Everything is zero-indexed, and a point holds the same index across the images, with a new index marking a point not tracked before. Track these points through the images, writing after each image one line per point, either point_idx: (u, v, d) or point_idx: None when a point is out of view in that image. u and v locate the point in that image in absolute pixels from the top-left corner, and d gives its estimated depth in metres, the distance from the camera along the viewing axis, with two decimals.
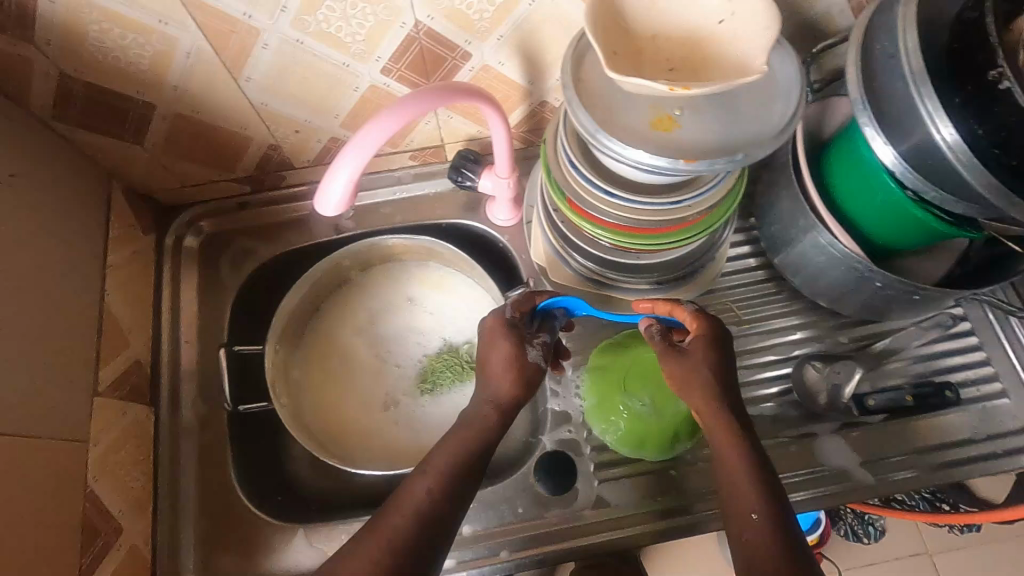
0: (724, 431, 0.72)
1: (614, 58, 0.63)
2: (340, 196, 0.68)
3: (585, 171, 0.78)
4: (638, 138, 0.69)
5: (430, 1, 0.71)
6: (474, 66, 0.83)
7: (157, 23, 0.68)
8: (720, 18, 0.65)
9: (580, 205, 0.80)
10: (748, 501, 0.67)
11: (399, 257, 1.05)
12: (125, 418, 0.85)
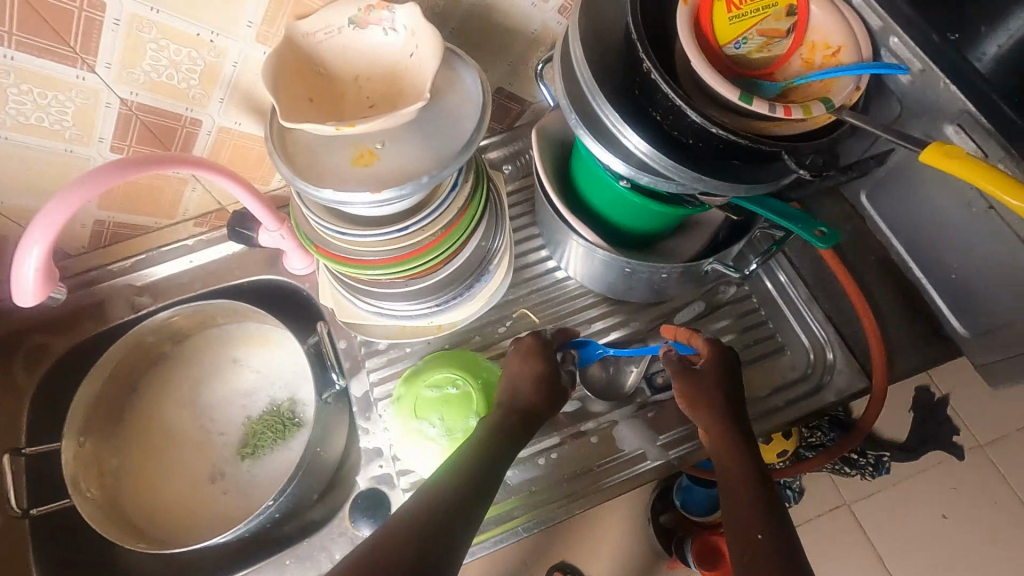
0: (729, 458, 0.62)
1: (304, 105, 0.59)
2: (33, 274, 0.55)
3: (317, 212, 0.64)
4: (334, 177, 0.58)
5: (125, 76, 0.59)
6: (210, 130, 0.69)
7: None
8: (409, 52, 0.61)
9: (326, 251, 0.66)
10: (751, 521, 0.56)
11: (215, 322, 0.87)
12: None
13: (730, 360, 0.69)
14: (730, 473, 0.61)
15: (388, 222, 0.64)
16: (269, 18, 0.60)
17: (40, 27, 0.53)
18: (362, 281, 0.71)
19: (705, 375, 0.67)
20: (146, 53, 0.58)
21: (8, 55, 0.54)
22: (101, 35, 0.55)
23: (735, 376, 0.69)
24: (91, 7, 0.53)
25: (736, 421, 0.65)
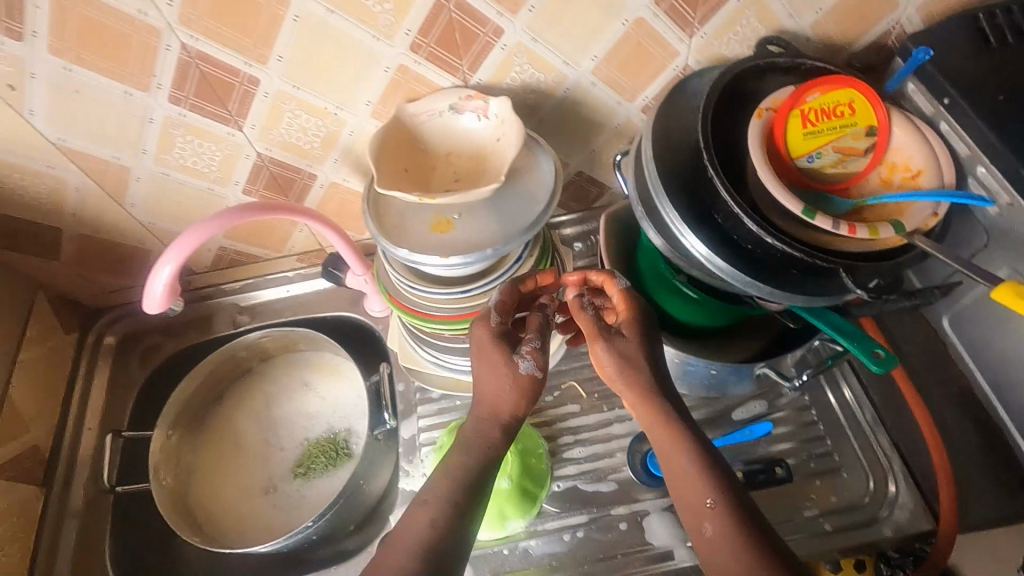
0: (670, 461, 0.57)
1: (400, 174, 0.69)
2: (160, 288, 0.66)
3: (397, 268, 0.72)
4: (411, 239, 0.65)
5: (265, 134, 0.72)
6: (323, 184, 0.80)
7: (46, 167, 0.70)
8: (497, 137, 0.70)
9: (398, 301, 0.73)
10: (697, 492, 0.55)
11: (296, 347, 0.97)
12: (10, 497, 0.76)
13: (642, 307, 0.62)
14: (675, 460, 0.57)
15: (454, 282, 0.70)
16: (385, 99, 0.70)
17: (209, 95, 0.66)
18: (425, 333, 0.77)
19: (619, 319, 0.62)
20: (283, 119, 0.70)
21: (181, 113, 0.67)
22: (251, 104, 0.68)
23: (663, 370, 0.60)
24: (249, 82, 0.65)
25: (666, 397, 0.59)
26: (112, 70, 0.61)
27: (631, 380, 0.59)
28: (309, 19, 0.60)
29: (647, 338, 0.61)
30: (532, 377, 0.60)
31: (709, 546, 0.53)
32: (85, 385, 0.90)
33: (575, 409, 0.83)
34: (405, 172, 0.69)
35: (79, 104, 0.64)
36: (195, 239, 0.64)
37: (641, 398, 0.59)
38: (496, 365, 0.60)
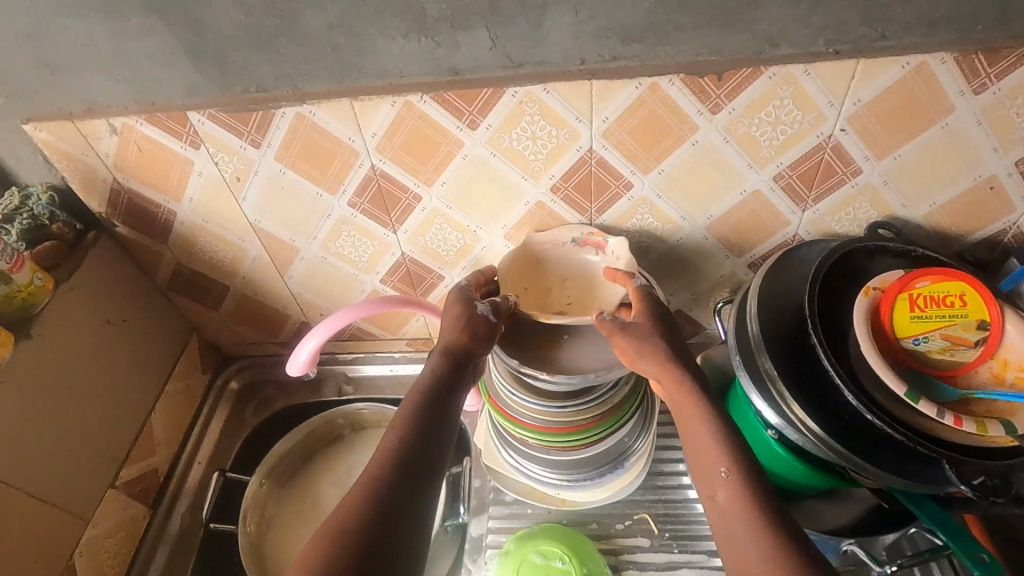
0: (681, 400, 0.64)
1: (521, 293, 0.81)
2: (301, 359, 0.75)
3: (501, 371, 0.79)
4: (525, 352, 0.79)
5: (413, 238, 0.84)
6: (447, 285, 0.91)
7: (238, 240, 0.85)
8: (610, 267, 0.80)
9: (497, 402, 0.79)
10: (713, 458, 0.59)
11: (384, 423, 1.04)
12: (126, 514, 0.85)
13: (659, 305, 0.71)
14: (690, 430, 0.62)
15: (549, 396, 0.76)
16: (518, 225, 0.81)
17: (380, 205, 0.79)
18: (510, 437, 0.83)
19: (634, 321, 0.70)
20: (431, 230, 0.83)
21: (353, 214, 0.81)
22: (409, 215, 0.81)
23: (670, 325, 0.70)
24: (414, 199, 0.78)
25: (685, 366, 0.66)
26: (314, 176, 0.76)
27: (644, 339, 0.67)
28: (476, 159, 0.73)
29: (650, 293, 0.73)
30: (484, 317, 0.72)
31: (718, 512, 0.57)
32: (205, 422, 1.01)
33: (644, 544, 0.82)
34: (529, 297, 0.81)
35: (280, 198, 0.79)
36: (339, 320, 0.74)
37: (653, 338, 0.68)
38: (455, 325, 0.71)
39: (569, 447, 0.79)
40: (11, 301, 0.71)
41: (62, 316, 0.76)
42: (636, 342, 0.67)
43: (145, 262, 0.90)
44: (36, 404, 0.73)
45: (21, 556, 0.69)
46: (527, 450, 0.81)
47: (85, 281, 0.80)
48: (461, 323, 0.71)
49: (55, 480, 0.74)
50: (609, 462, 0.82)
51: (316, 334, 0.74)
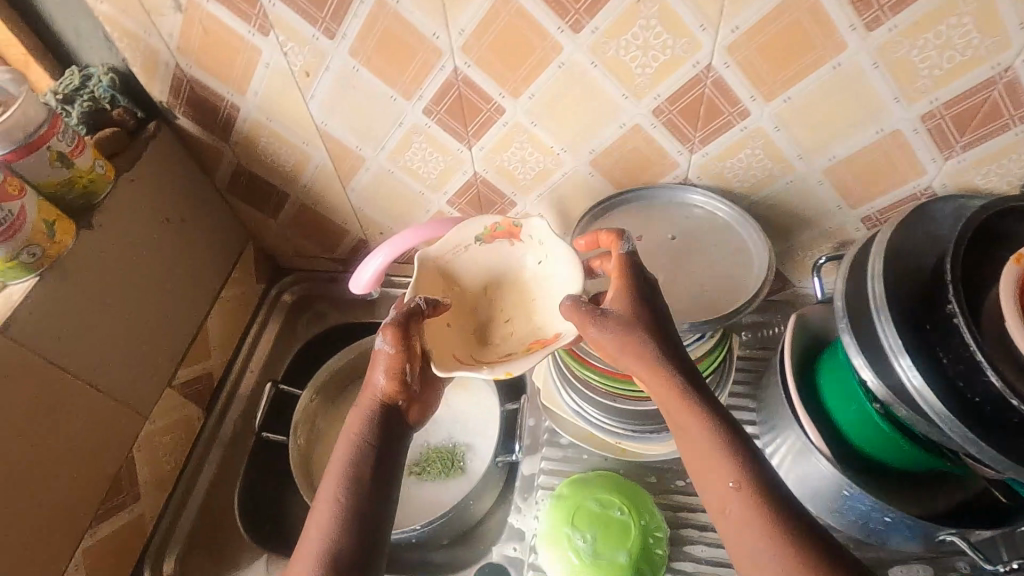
0: (680, 415, 0.54)
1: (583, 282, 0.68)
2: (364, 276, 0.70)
3: None
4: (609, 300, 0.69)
5: (487, 157, 0.77)
6: (518, 213, 0.84)
7: (301, 143, 0.80)
8: (672, 234, 0.75)
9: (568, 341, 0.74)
10: (723, 469, 0.51)
11: None
12: (182, 413, 0.85)
13: (640, 292, 0.58)
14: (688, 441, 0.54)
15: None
16: (608, 151, 0.73)
17: (458, 115, 0.72)
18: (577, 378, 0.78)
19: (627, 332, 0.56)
20: (510, 149, 0.75)
21: (427, 124, 0.74)
22: (488, 130, 0.73)
23: (662, 318, 0.58)
24: (496, 111, 0.70)
25: (687, 371, 0.56)
26: (390, 78, 0.69)
27: (608, 328, 0.56)
28: (574, 69, 0.64)
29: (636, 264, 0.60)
30: (396, 380, 0.58)
31: (733, 526, 0.50)
32: (259, 332, 0.99)
33: (707, 504, 0.77)
34: (449, 339, 0.63)
35: (351, 100, 0.72)
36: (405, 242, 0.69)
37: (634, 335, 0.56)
38: (375, 365, 0.58)
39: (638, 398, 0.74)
40: (73, 186, 0.67)
41: (123, 208, 0.73)
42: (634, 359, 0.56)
43: (204, 160, 0.85)
44: (100, 297, 0.71)
45: (84, 443, 0.69)
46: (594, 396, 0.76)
47: (145, 174, 0.76)
48: (386, 352, 0.57)
49: (117, 375, 0.74)
50: None
51: (383, 255, 0.69)
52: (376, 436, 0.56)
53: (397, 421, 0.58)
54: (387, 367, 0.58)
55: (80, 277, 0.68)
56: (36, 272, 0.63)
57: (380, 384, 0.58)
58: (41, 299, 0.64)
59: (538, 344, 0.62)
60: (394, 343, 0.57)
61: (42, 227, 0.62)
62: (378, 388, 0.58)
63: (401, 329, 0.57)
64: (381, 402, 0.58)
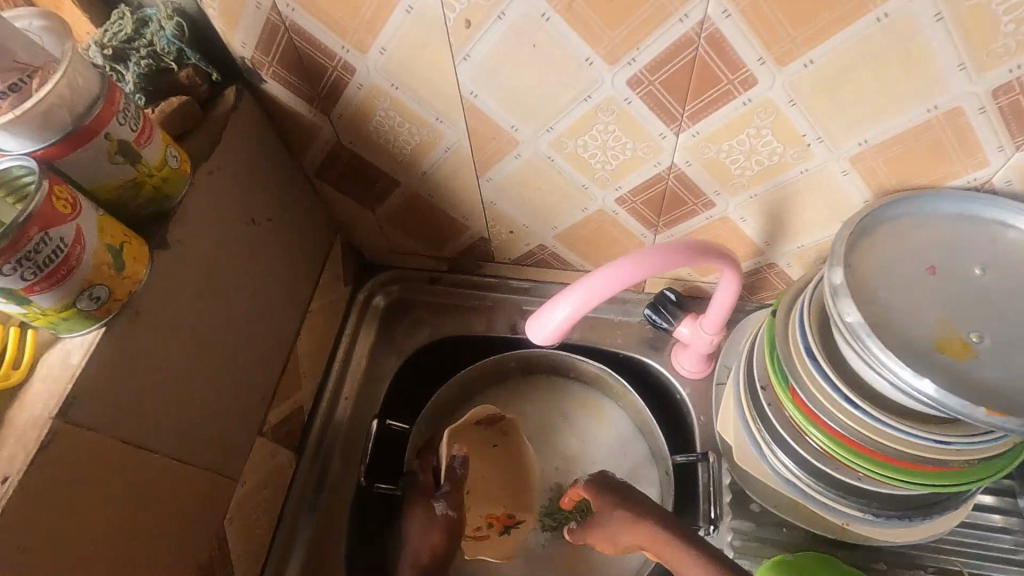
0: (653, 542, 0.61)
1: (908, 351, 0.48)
2: (550, 330, 0.50)
3: (816, 347, 0.54)
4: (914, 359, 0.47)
5: (698, 145, 0.55)
6: (712, 216, 0.63)
7: (433, 120, 0.58)
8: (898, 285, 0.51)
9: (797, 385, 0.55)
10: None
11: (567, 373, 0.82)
12: (273, 462, 0.68)
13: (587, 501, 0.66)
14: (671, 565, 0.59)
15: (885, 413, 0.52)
16: (887, 143, 0.51)
17: (680, 87, 0.50)
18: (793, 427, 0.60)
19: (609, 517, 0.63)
20: (739, 135, 0.53)
21: (626, 99, 0.52)
22: (718, 108, 0.51)
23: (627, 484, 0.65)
24: (742, 83, 0.48)
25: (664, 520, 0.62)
26: (594, 32, 0.47)
27: (635, 522, 0.62)
28: (902, 20, 0.42)
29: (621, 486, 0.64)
30: (446, 517, 0.68)
31: None
32: (350, 347, 0.81)
33: None
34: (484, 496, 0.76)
35: (524, 62, 0.50)
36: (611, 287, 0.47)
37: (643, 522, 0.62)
38: (431, 523, 0.68)
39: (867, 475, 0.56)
40: (139, 190, 0.46)
41: (204, 215, 0.53)
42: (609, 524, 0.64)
43: (291, 138, 0.64)
44: (181, 339, 0.52)
45: (171, 533, 0.52)
46: (806, 456, 0.60)
47: (227, 164, 0.56)
48: (449, 517, 0.69)
49: (205, 437, 0.56)
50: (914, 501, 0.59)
51: (577, 305, 0.48)
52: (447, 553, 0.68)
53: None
54: (438, 539, 0.68)
55: (156, 316, 0.48)
56: (102, 322, 0.44)
57: (432, 530, 0.68)
58: (111, 358, 0.44)
59: (495, 520, 0.75)
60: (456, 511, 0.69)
61: (105, 255, 0.42)
62: (429, 545, 0.68)
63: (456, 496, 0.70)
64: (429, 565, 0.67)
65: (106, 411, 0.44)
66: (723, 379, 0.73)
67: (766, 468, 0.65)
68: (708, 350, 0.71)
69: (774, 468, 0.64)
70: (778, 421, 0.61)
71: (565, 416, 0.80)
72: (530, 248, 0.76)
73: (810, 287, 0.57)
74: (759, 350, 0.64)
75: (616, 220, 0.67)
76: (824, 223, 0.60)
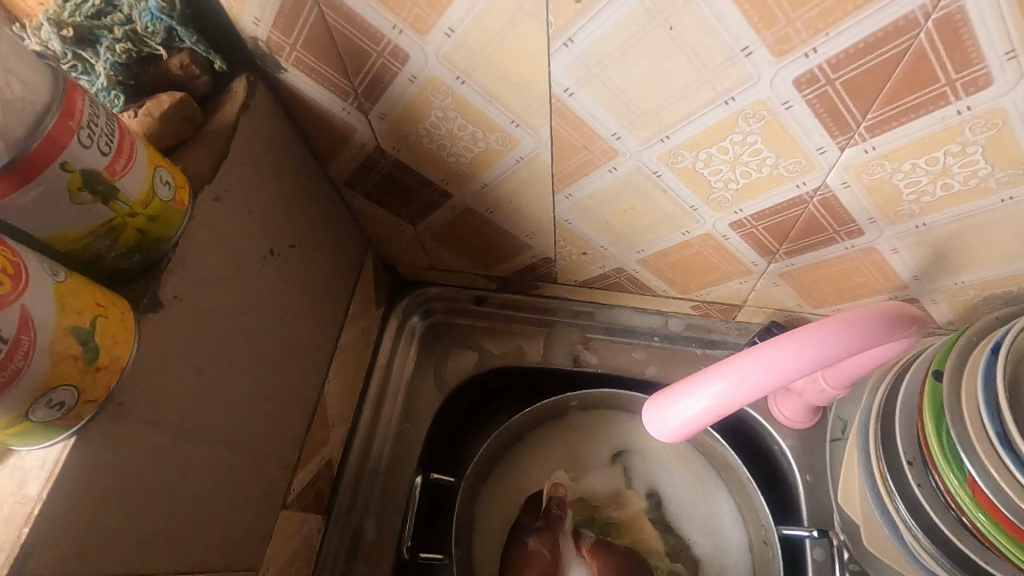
0: None
1: None
2: (671, 434, 0.40)
3: (1008, 417, 0.41)
4: None
5: (866, 164, 0.41)
6: (854, 246, 0.50)
7: (507, 122, 0.44)
8: None
9: (968, 455, 0.43)
10: None
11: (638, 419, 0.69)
12: (300, 534, 0.56)
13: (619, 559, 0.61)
14: None
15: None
16: None
17: (871, 90, 0.35)
18: (952, 505, 0.46)
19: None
20: (932, 152, 0.39)
21: (785, 103, 0.38)
22: (917, 117, 0.37)
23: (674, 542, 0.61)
24: (966, 85, 0.34)
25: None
26: (765, 9, 0.32)
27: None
28: None
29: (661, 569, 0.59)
30: (542, 559, 0.60)
31: None
32: (385, 381, 0.69)
33: None
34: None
35: (649, 52, 0.36)
36: (750, 388, 0.37)
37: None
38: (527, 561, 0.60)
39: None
40: (118, 235, 0.33)
41: (210, 255, 0.40)
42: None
43: (318, 141, 0.50)
44: (185, 422, 0.39)
45: None
46: (958, 544, 0.47)
47: (239, 183, 0.42)
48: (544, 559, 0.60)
49: (218, 534, 0.44)
50: None
51: (705, 409, 0.39)
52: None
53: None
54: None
55: (151, 401, 0.36)
56: (71, 428, 0.31)
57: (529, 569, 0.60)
58: (84, 470, 0.32)
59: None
60: (552, 555, 0.61)
61: (71, 342, 0.29)
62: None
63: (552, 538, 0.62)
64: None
65: (81, 541, 0.32)
66: (837, 434, 0.60)
67: (898, 550, 0.52)
68: (823, 402, 0.58)
69: (905, 550, 0.51)
70: (928, 502, 0.48)
71: (639, 462, 0.67)
72: (603, 271, 0.63)
73: (1007, 341, 0.43)
74: (903, 409, 0.51)
75: (724, 246, 0.54)
76: (1008, 262, 0.46)
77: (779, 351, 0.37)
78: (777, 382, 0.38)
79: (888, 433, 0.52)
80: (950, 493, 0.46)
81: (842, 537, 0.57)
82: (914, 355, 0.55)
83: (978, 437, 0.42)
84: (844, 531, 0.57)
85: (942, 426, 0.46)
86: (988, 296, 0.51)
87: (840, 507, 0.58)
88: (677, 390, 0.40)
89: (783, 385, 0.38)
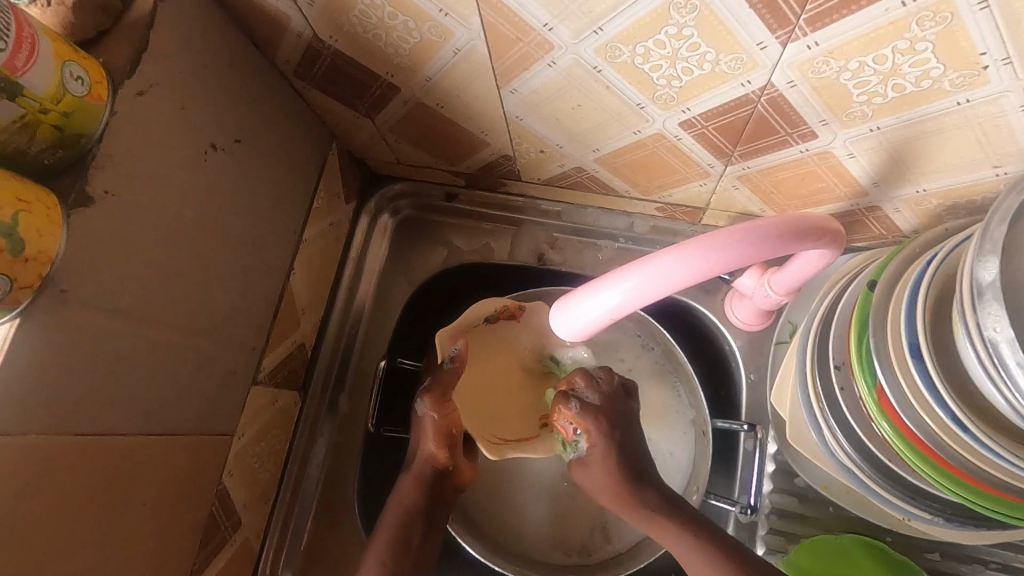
0: (615, 498, 0.58)
1: None
2: (579, 331, 0.45)
3: (922, 333, 0.41)
4: None
5: (811, 63, 0.38)
6: (810, 150, 0.48)
7: (435, 11, 0.42)
8: None
9: (879, 365, 0.44)
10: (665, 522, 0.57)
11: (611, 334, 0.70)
12: (275, 408, 0.62)
13: (615, 414, 0.58)
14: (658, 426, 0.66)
15: (999, 439, 0.39)
16: None
17: None
18: (864, 411, 0.48)
19: (595, 465, 0.58)
20: (879, 50, 0.36)
21: None
22: (856, 11, 0.33)
23: (626, 417, 0.59)
24: None
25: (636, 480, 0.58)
26: None
27: (607, 471, 0.58)
28: None
29: (620, 421, 0.58)
30: (431, 420, 0.59)
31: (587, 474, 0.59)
32: (357, 273, 0.72)
33: None
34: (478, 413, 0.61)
35: None
36: (649, 293, 0.40)
37: (620, 480, 0.57)
38: (421, 429, 0.60)
39: (944, 491, 0.45)
40: (34, 131, 0.35)
41: (140, 152, 0.41)
42: (596, 467, 0.58)
43: (256, 30, 0.49)
44: (137, 306, 0.43)
45: (157, 504, 0.47)
46: (869, 446, 0.49)
47: (167, 77, 0.42)
48: (434, 420, 0.59)
49: (185, 404, 0.49)
50: (1001, 524, 0.48)
51: (599, 315, 0.43)
52: (424, 509, 0.59)
53: (417, 521, 0.59)
54: (438, 451, 0.60)
55: (94, 288, 0.39)
56: (13, 311, 0.34)
57: (425, 431, 0.59)
58: (33, 344, 0.36)
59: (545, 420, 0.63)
60: (443, 412, 0.59)
61: None
62: (427, 455, 0.60)
63: (440, 395, 0.59)
64: (432, 469, 0.60)
65: (44, 409, 0.37)
66: (784, 338, 0.62)
67: (816, 444, 0.55)
68: (769, 307, 0.59)
69: (823, 445, 0.54)
70: (839, 402, 0.51)
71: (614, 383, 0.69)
72: (564, 170, 0.62)
73: (939, 256, 0.42)
74: (837, 319, 0.52)
75: (678, 147, 0.52)
76: (968, 170, 0.44)
77: (660, 264, 0.39)
78: (672, 289, 0.40)
79: (818, 340, 0.54)
80: (863, 399, 0.48)
81: (770, 432, 0.62)
82: (865, 265, 0.54)
83: (895, 350, 0.43)
84: (773, 427, 0.62)
85: (865, 338, 0.47)
86: (951, 206, 0.49)
87: (773, 406, 0.61)
88: (577, 297, 0.44)
89: (666, 295, 0.40)
